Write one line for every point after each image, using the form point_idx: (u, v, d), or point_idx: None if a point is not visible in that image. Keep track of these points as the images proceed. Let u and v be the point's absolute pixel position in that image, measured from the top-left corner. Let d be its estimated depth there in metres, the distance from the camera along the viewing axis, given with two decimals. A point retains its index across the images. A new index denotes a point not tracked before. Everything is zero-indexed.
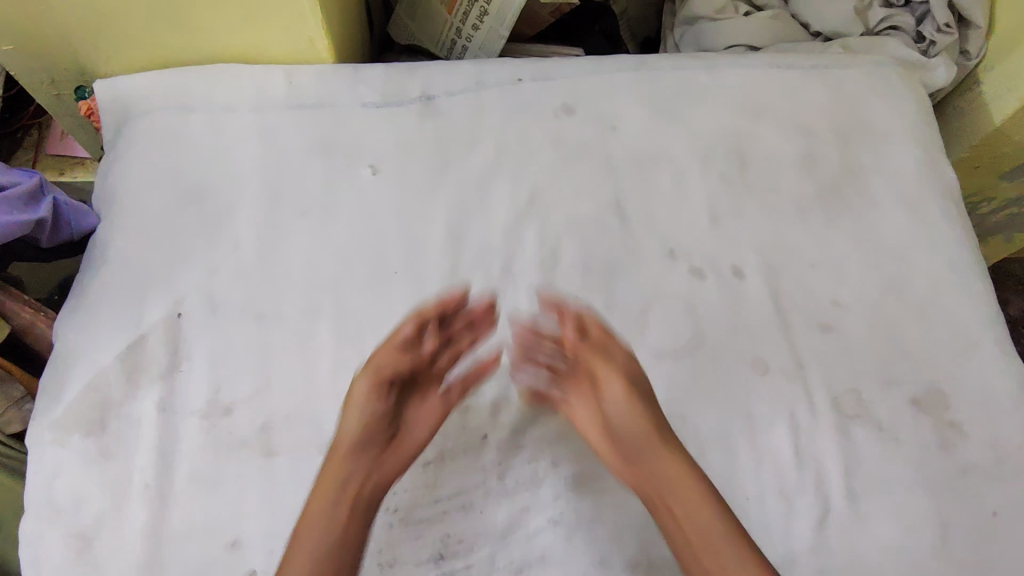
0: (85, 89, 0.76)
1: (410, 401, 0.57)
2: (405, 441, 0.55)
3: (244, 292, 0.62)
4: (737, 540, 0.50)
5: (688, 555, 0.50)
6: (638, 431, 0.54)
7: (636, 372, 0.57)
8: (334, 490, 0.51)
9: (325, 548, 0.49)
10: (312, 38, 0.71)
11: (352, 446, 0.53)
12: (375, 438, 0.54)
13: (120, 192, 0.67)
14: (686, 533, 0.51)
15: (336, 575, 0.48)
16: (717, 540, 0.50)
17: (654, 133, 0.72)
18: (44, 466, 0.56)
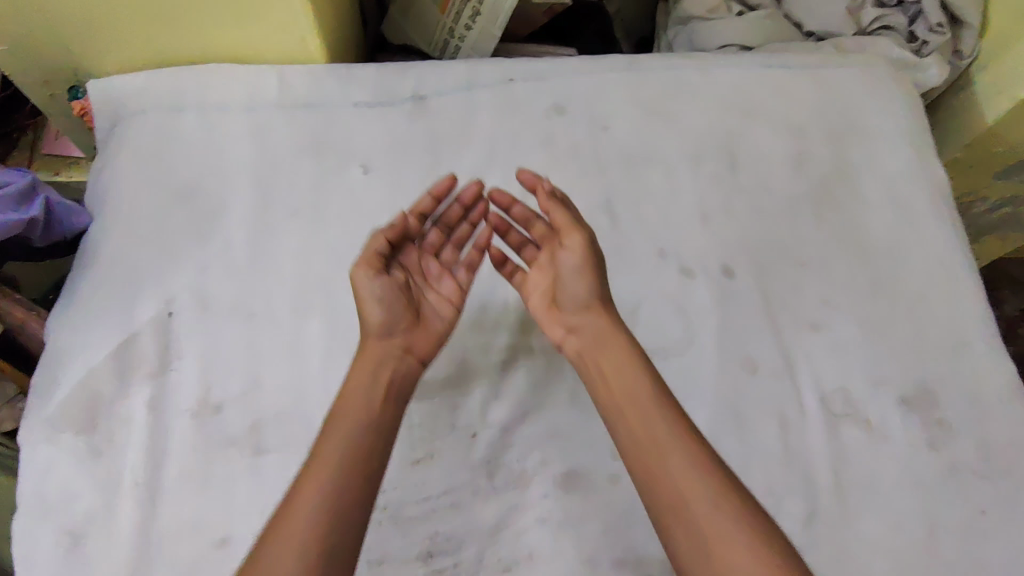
0: (78, 89, 0.76)
1: (426, 288, 0.58)
2: (429, 324, 0.56)
3: (235, 291, 0.62)
4: (673, 412, 0.49)
5: (621, 416, 0.50)
6: (584, 297, 0.55)
7: (596, 242, 0.56)
8: (368, 371, 0.51)
9: (367, 423, 0.49)
10: (304, 38, 0.71)
11: (380, 329, 0.54)
12: (402, 319, 0.55)
13: (112, 192, 0.67)
14: (622, 395, 0.50)
15: (379, 453, 0.48)
16: (653, 405, 0.49)
17: (645, 132, 0.72)
18: (35, 464, 0.56)
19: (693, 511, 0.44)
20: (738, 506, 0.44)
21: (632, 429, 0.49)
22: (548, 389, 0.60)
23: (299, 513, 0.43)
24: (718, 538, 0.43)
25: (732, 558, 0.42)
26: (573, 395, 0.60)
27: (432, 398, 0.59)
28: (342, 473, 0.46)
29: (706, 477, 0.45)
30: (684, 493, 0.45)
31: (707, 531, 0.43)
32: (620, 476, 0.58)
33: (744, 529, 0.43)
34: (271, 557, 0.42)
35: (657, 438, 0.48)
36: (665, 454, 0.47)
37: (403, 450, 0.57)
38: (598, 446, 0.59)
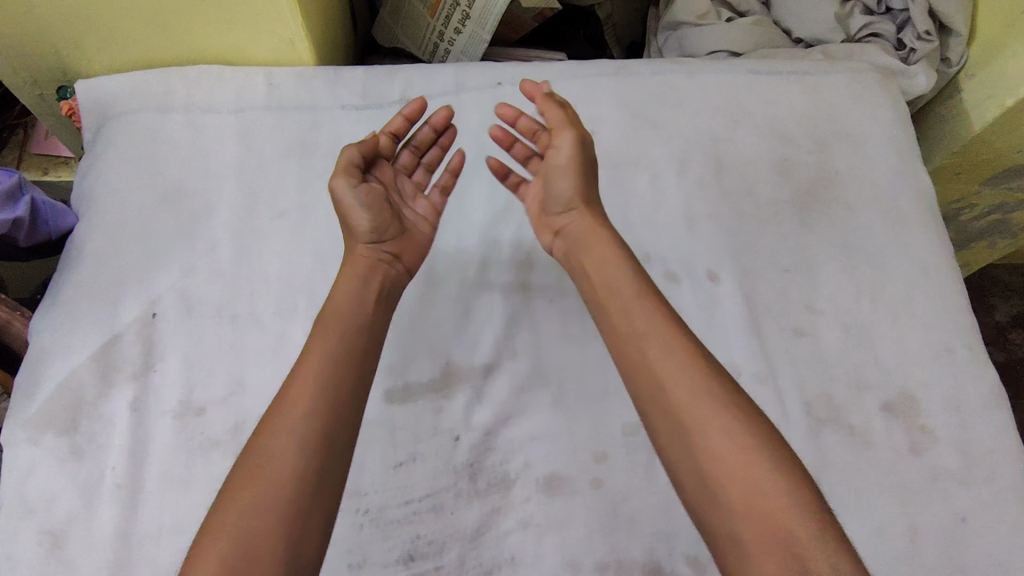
0: (67, 89, 0.75)
1: (404, 205, 0.60)
2: (412, 236, 0.59)
3: (220, 292, 0.62)
4: (659, 310, 0.51)
5: (609, 313, 0.52)
6: (570, 198, 0.58)
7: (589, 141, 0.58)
8: (355, 275, 0.53)
9: (359, 323, 0.51)
10: (292, 40, 0.71)
11: (368, 236, 0.55)
12: (390, 228, 0.56)
13: (98, 192, 0.67)
14: (609, 295, 0.53)
15: (369, 345, 0.50)
16: (636, 300, 0.51)
17: (632, 137, 0.73)
18: (17, 465, 0.56)
19: (674, 399, 0.46)
20: (717, 394, 0.46)
21: (620, 325, 0.51)
22: (532, 392, 0.60)
23: (296, 405, 0.45)
24: (696, 421, 0.45)
25: (708, 441, 0.44)
26: (556, 398, 0.60)
27: (415, 400, 0.59)
28: (335, 368, 0.47)
29: (687, 368, 0.47)
30: (665, 382, 0.47)
31: (686, 414, 0.46)
32: (602, 479, 0.58)
33: (720, 415, 0.45)
34: (270, 445, 0.44)
35: (641, 333, 0.50)
36: (647, 348, 0.49)
37: (386, 453, 0.57)
38: (581, 450, 0.58)
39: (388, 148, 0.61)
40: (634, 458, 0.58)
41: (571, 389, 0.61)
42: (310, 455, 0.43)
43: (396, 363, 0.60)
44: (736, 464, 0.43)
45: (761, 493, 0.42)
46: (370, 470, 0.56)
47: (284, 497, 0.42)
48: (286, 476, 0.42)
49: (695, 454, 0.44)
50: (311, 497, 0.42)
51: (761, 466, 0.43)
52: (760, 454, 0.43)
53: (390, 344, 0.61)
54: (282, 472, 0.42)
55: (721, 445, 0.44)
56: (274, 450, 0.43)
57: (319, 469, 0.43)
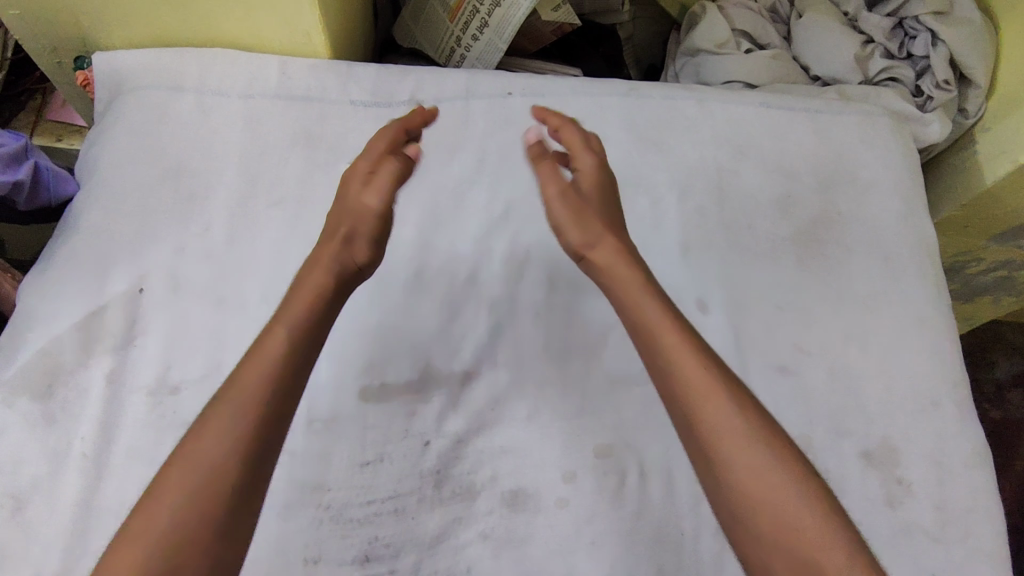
0: (84, 60, 0.77)
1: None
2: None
3: (209, 274, 0.63)
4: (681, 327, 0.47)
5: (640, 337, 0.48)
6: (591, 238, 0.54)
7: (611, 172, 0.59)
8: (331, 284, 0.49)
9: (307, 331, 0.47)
10: (309, 32, 0.72)
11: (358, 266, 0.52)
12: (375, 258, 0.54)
13: (101, 164, 0.68)
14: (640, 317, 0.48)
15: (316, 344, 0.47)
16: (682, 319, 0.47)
17: (636, 159, 0.73)
18: None
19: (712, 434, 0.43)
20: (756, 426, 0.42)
21: (650, 349, 0.47)
22: (507, 405, 0.60)
23: (231, 404, 0.42)
24: (739, 458, 0.42)
25: (748, 479, 0.41)
26: (531, 413, 0.60)
27: (389, 401, 0.59)
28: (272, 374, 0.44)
29: (723, 395, 0.43)
30: (705, 417, 0.43)
31: (730, 452, 0.42)
32: (568, 500, 0.57)
33: (761, 448, 0.42)
34: (196, 449, 0.40)
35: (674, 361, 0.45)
36: (683, 376, 0.44)
37: (354, 451, 0.57)
38: (550, 468, 0.58)
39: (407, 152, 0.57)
40: (603, 481, 0.58)
41: (548, 405, 0.60)
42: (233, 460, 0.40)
43: (375, 362, 0.60)
44: (776, 503, 0.40)
45: (805, 537, 0.39)
46: (336, 466, 0.56)
47: (200, 511, 0.39)
48: (204, 485, 0.39)
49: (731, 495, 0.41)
50: (230, 510, 0.39)
51: (803, 507, 0.40)
52: (801, 492, 0.41)
53: (371, 341, 0.61)
54: (200, 481, 0.39)
55: (764, 485, 0.41)
56: (196, 459, 0.40)
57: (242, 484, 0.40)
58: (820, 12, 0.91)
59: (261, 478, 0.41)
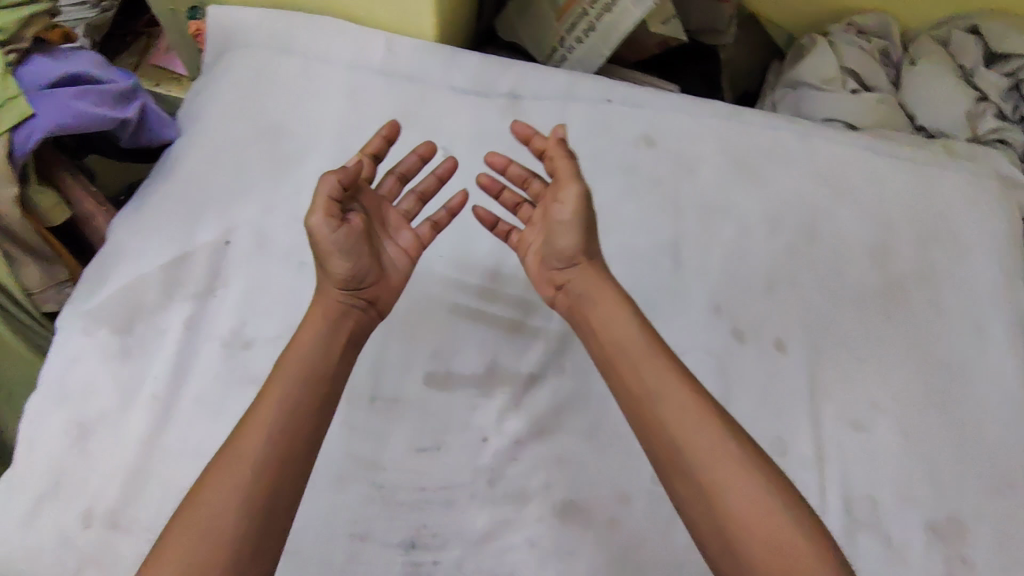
0: (197, 10, 0.79)
1: (385, 237, 0.59)
2: (388, 277, 0.57)
3: (294, 236, 0.64)
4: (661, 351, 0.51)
5: (615, 365, 0.52)
6: (573, 252, 0.57)
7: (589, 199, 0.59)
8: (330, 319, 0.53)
9: (323, 361, 0.51)
10: (420, 11, 0.73)
11: (344, 282, 0.54)
12: (367, 275, 0.55)
13: (205, 115, 0.69)
14: (617, 346, 0.52)
15: (318, 379, 0.50)
16: (649, 359, 0.50)
17: (730, 185, 0.71)
18: (66, 352, 0.58)
19: (688, 465, 0.46)
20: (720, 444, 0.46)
21: (629, 377, 0.51)
22: (570, 414, 0.59)
23: (239, 452, 0.46)
24: (718, 473, 0.45)
25: (727, 495, 0.44)
26: (593, 426, 0.58)
27: (453, 391, 0.58)
28: (291, 397, 0.48)
29: (699, 421, 0.47)
30: (678, 440, 0.47)
31: (708, 470, 0.45)
32: (620, 521, 0.55)
33: (737, 462, 0.45)
34: (204, 499, 0.44)
35: (652, 387, 0.49)
36: (658, 397, 0.49)
37: (412, 436, 0.57)
38: (605, 485, 0.56)
39: (391, 188, 0.62)
40: (658, 508, 0.56)
41: (610, 420, 0.59)
42: (244, 497, 0.44)
43: (444, 350, 0.60)
44: (752, 523, 0.43)
45: (786, 547, 0.42)
46: (393, 447, 0.56)
47: (212, 556, 0.42)
48: (215, 526, 0.43)
49: (711, 519, 0.44)
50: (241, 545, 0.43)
51: (779, 516, 0.43)
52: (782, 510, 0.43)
53: (441, 328, 0.61)
54: (210, 526, 0.43)
55: (744, 498, 0.44)
56: (208, 508, 0.43)
57: (258, 503, 0.44)
58: (934, 62, 0.88)
59: (269, 510, 0.44)
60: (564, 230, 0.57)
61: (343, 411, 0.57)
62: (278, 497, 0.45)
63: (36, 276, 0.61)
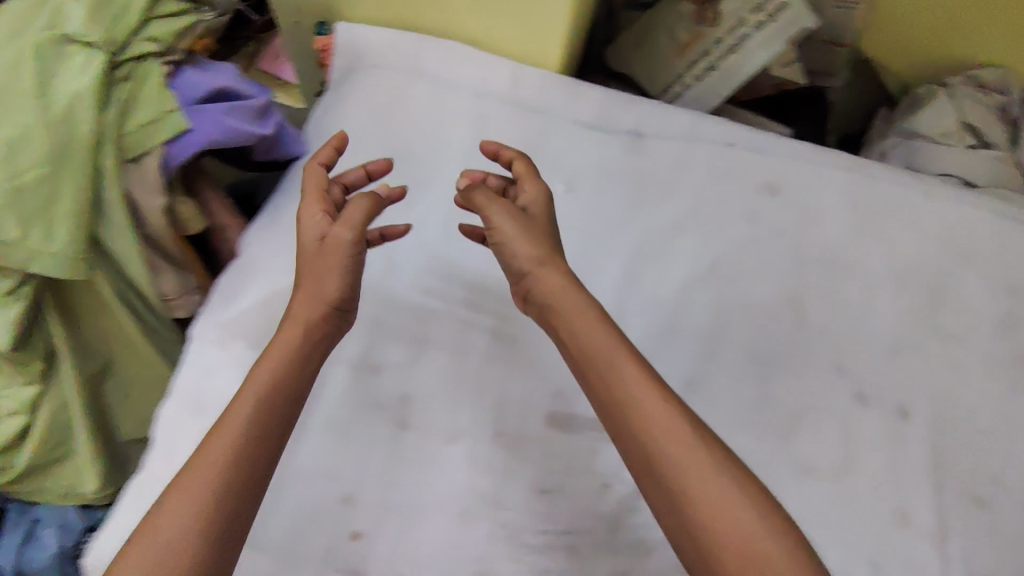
0: (325, 27, 0.80)
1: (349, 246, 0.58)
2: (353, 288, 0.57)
3: (424, 264, 0.65)
4: (630, 355, 0.48)
5: (587, 375, 0.48)
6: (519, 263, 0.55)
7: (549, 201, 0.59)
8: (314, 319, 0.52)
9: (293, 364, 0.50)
10: (549, 44, 0.73)
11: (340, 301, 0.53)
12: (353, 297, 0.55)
13: (335, 133, 0.70)
14: (585, 350, 0.48)
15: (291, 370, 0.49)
16: (613, 353, 0.48)
17: (855, 241, 0.70)
18: (202, 363, 0.59)
19: (659, 463, 0.43)
20: (688, 438, 0.43)
21: (602, 384, 0.47)
22: None
23: (215, 442, 0.44)
24: (691, 479, 0.42)
25: (693, 491, 0.41)
26: None
27: (576, 434, 0.59)
28: (264, 398, 0.47)
29: (664, 414, 0.44)
30: (650, 437, 0.43)
31: (683, 482, 0.42)
32: None
33: (710, 467, 0.42)
34: (177, 493, 0.42)
35: (624, 392, 0.45)
36: (631, 404, 0.45)
37: (536, 476, 0.57)
38: None
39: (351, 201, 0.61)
40: None
41: None
42: (214, 490, 0.42)
43: (566, 390, 0.61)
44: (724, 517, 0.40)
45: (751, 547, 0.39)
46: (516, 486, 0.56)
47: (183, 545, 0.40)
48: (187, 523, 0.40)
49: (684, 518, 0.41)
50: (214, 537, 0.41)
51: (737, 503, 0.41)
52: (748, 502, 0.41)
53: (563, 367, 0.62)
54: (181, 527, 0.40)
55: (712, 498, 0.41)
56: (178, 508, 0.41)
57: (233, 494, 0.43)
58: None
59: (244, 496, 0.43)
60: (512, 242, 0.54)
61: (467, 445, 0.57)
62: (243, 485, 0.43)
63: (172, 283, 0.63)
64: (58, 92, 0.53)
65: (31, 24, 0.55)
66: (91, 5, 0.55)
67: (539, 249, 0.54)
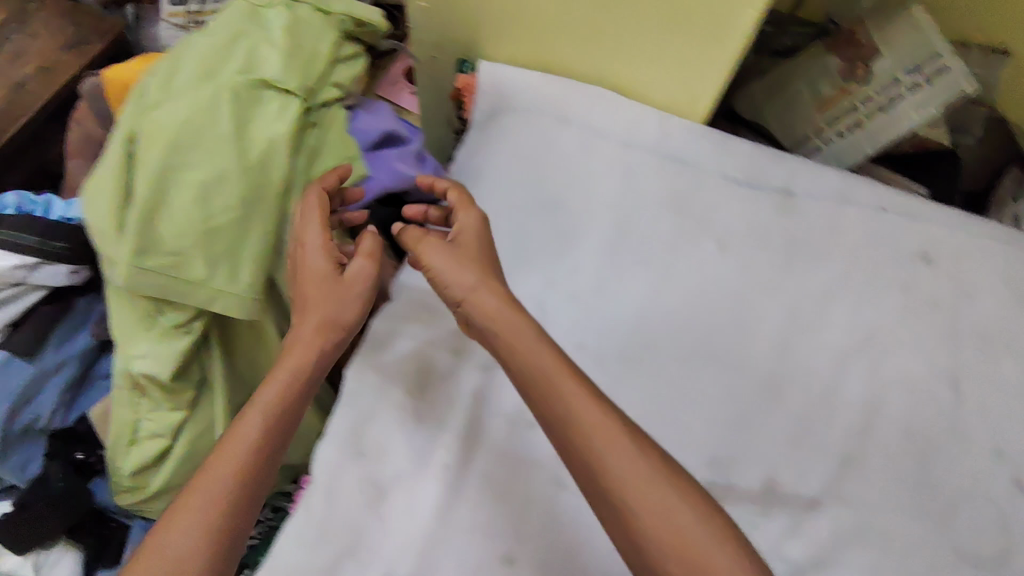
0: (466, 65, 0.81)
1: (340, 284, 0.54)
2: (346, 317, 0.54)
3: (575, 315, 0.65)
4: (570, 374, 0.50)
5: (529, 392, 0.51)
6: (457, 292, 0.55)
7: (483, 221, 0.59)
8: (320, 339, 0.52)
9: (309, 378, 0.51)
10: (701, 96, 0.72)
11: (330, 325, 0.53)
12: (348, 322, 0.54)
13: (486, 176, 0.71)
14: (528, 375, 0.50)
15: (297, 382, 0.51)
16: (557, 371, 0.50)
17: (1011, 318, 0.68)
18: (361, 405, 0.60)
19: (607, 473, 0.45)
20: (633, 453, 0.46)
21: (547, 408, 0.49)
22: (852, 548, 0.58)
23: (219, 458, 0.46)
24: (634, 491, 0.44)
25: (637, 506, 0.44)
26: (877, 565, 0.57)
27: (734, 505, 0.59)
28: (275, 408, 0.49)
29: (608, 429, 0.47)
30: (601, 456, 0.46)
31: (622, 491, 0.45)
32: None
33: (655, 482, 0.45)
34: (184, 508, 0.44)
35: (568, 413, 0.48)
36: (578, 426, 0.47)
37: None
38: None
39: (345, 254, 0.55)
40: None
41: (897, 560, 0.57)
42: (220, 500, 0.45)
43: (722, 458, 0.61)
44: (665, 526, 0.43)
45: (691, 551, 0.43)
46: None
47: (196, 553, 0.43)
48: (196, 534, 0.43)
49: (634, 527, 0.44)
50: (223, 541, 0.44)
51: (678, 511, 0.44)
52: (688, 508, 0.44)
53: (715, 433, 0.62)
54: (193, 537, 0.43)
55: (652, 509, 0.44)
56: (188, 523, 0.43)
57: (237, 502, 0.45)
58: None
59: (248, 500, 0.46)
60: (447, 272, 0.55)
61: None
62: (248, 491, 0.46)
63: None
64: (255, 138, 0.54)
65: (225, 66, 0.55)
66: (287, 51, 0.56)
67: (471, 276, 0.54)
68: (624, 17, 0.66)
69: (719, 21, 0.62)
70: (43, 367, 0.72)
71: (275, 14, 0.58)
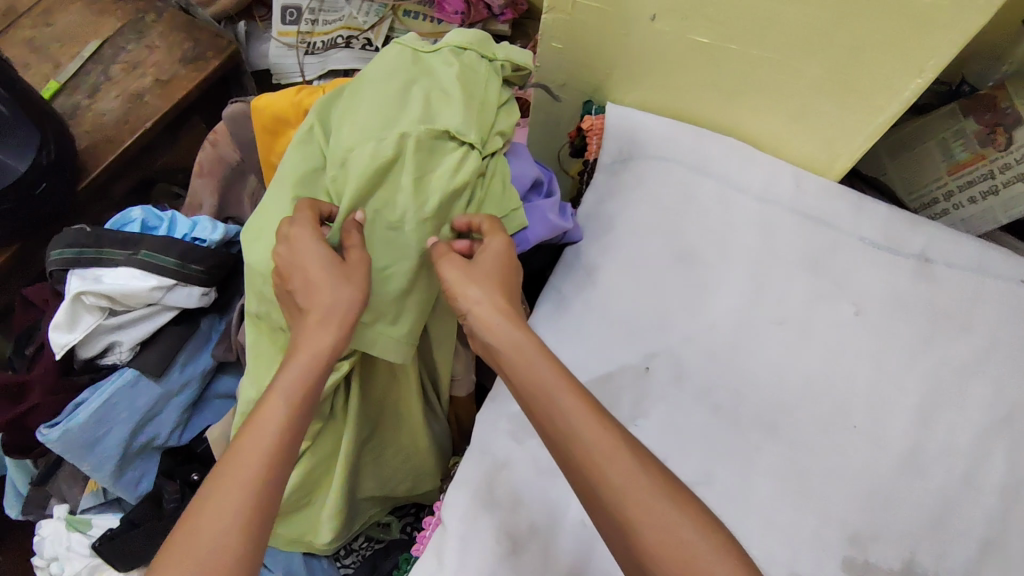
0: (591, 105, 0.79)
1: (334, 275, 0.51)
2: (335, 308, 0.51)
3: (710, 375, 0.65)
4: (572, 389, 0.49)
5: (533, 410, 0.50)
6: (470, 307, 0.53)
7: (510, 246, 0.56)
8: (330, 327, 0.50)
9: (322, 368, 0.50)
10: (840, 156, 0.71)
11: (324, 314, 0.50)
12: (345, 314, 0.51)
13: (620, 227, 0.71)
14: (531, 391, 0.50)
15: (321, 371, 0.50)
16: (560, 385, 0.49)
17: None
18: (496, 455, 0.62)
19: (611, 492, 0.45)
20: (639, 470, 0.45)
21: (549, 422, 0.49)
22: None
23: (240, 448, 0.45)
24: (636, 507, 0.44)
25: (644, 527, 0.43)
26: None
27: None
28: (293, 395, 0.48)
29: (613, 445, 0.46)
30: (607, 476, 0.45)
31: (625, 508, 0.44)
32: None
33: (662, 500, 0.44)
34: (207, 497, 0.43)
35: (568, 426, 0.47)
36: (581, 446, 0.47)
37: None
38: None
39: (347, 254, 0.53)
40: None
41: None
42: (246, 490, 0.43)
43: (862, 533, 0.59)
44: (672, 545, 0.43)
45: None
46: None
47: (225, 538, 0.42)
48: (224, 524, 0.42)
49: (647, 552, 0.43)
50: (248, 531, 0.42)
51: (685, 528, 0.43)
52: (693, 525, 0.43)
53: (854, 508, 0.60)
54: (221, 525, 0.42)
55: (659, 529, 0.43)
56: (215, 512, 0.42)
57: (265, 492, 0.44)
58: None
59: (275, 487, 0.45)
60: (461, 285, 0.53)
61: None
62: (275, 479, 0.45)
63: (464, 366, 0.69)
64: (432, 185, 0.56)
65: (403, 113, 0.57)
66: (462, 100, 0.58)
67: (481, 290, 0.53)
68: (774, 71, 0.65)
69: (877, 84, 0.61)
70: (168, 388, 0.72)
71: (443, 62, 0.60)
